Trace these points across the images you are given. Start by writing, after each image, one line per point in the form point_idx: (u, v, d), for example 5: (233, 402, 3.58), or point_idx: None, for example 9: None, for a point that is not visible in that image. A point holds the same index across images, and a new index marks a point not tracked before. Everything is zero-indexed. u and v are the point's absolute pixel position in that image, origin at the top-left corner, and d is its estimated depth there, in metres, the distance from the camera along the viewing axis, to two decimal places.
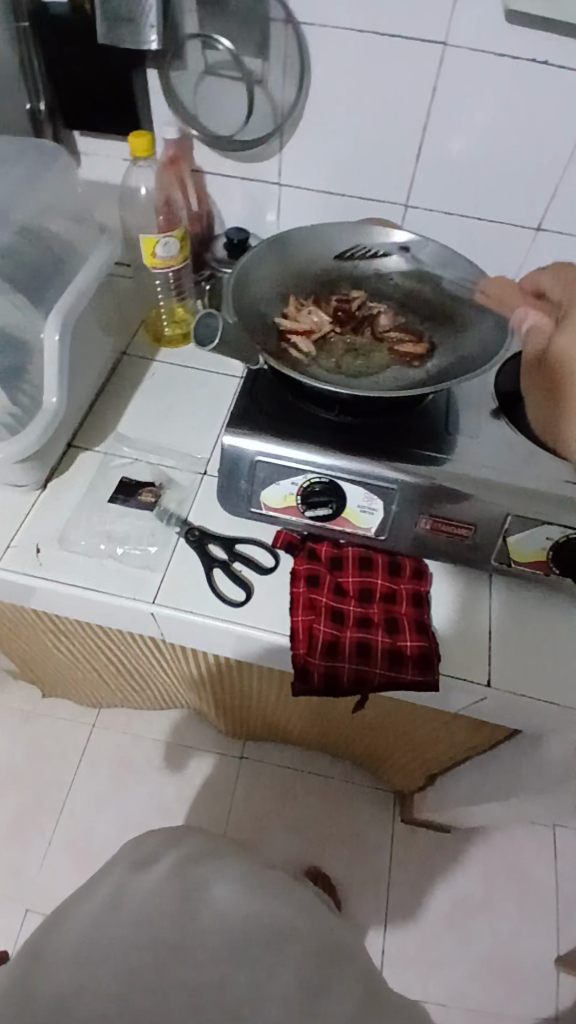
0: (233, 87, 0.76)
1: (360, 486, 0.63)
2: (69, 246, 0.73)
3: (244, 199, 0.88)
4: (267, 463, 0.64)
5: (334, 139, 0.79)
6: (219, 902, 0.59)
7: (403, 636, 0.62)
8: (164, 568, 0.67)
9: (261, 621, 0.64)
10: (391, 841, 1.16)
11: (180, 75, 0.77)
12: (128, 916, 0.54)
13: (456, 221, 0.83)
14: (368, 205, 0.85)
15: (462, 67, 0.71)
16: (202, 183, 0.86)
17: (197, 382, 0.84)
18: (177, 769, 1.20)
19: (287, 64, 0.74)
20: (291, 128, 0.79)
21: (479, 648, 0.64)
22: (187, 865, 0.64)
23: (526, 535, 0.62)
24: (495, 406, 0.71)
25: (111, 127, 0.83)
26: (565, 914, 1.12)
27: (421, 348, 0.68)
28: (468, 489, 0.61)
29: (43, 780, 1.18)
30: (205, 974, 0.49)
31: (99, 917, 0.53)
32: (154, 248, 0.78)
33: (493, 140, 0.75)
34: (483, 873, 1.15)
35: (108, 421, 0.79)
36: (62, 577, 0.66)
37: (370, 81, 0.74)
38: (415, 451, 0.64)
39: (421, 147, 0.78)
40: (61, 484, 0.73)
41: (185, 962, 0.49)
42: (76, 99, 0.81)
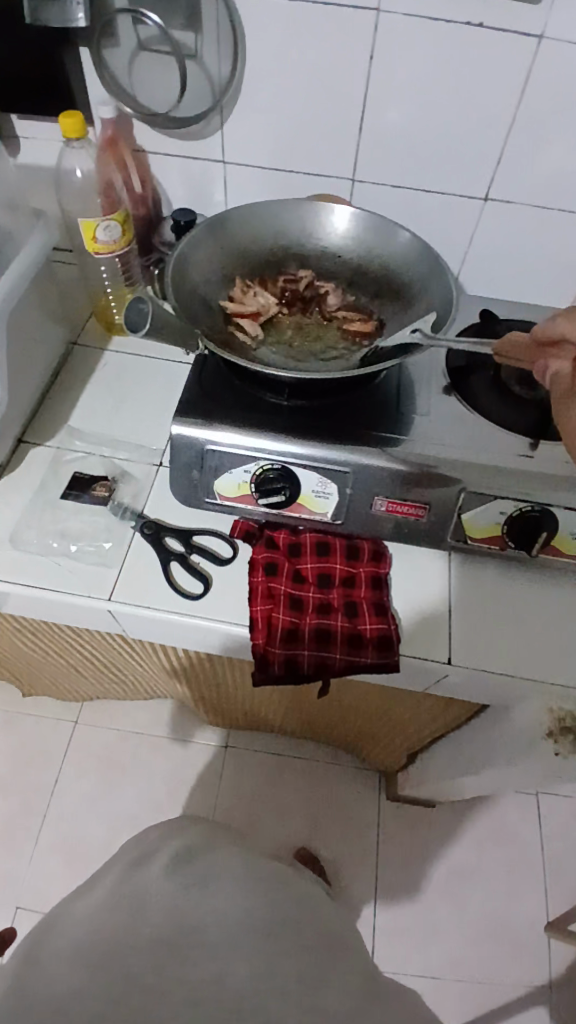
0: (167, 62, 0.74)
1: (313, 471, 0.62)
2: (5, 237, 0.70)
3: (188, 179, 0.85)
4: (218, 451, 0.63)
5: (273, 114, 0.77)
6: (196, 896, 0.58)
7: (362, 619, 0.62)
8: (121, 564, 0.66)
9: (220, 612, 0.63)
10: (376, 818, 1.17)
11: (113, 51, 0.74)
12: (99, 909, 0.55)
13: (404, 193, 0.82)
14: (314, 181, 0.83)
15: (398, 34, 0.69)
16: (145, 163, 0.83)
17: (150, 371, 0.82)
18: (160, 760, 1.20)
19: (220, 40, 0.72)
20: (230, 105, 0.77)
21: (438, 626, 0.63)
22: (164, 850, 0.65)
23: (481, 511, 0.61)
24: (446, 383, 0.70)
25: (47, 110, 0.80)
26: (549, 877, 1.14)
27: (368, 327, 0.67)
28: (422, 468, 0.60)
29: (26, 779, 1.17)
30: (182, 976, 0.47)
31: (70, 923, 0.54)
32: (94, 233, 0.76)
33: (435, 109, 0.74)
34: (468, 843, 1.16)
35: (59, 415, 0.77)
36: (16, 578, 0.64)
37: (305, 52, 0.71)
38: (367, 431, 0.63)
39: (363, 119, 0.76)
40: (12, 482, 0.71)
41: (161, 965, 0.48)
42: (7, 81, 0.78)
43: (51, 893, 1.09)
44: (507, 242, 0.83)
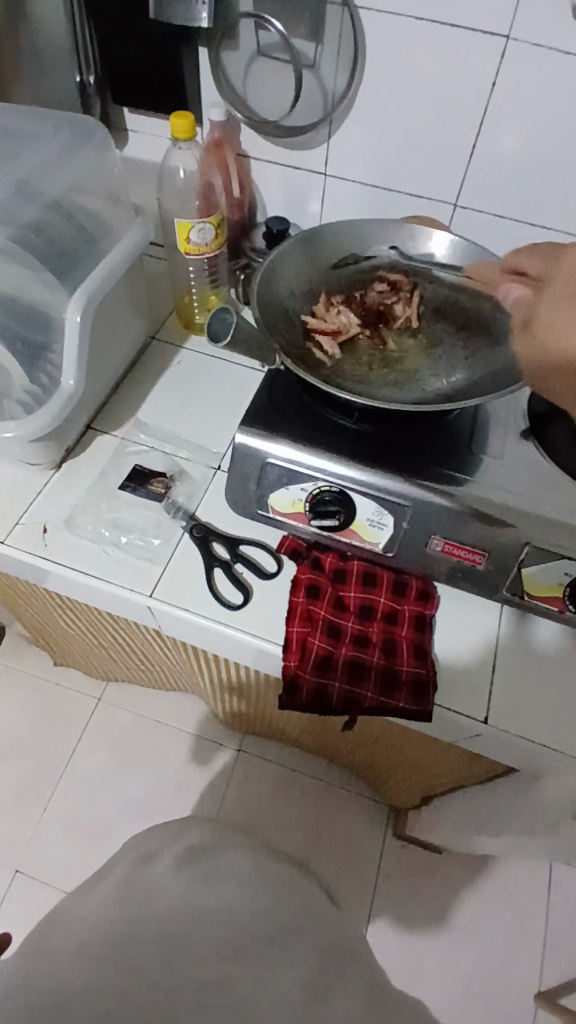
0: (282, 70, 0.74)
1: (370, 499, 0.61)
2: (101, 225, 0.72)
3: (288, 186, 0.85)
4: (278, 465, 0.62)
5: (383, 130, 0.76)
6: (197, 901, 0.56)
7: (399, 659, 0.60)
8: (166, 562, 0.66)
9: (256, 628, 0.63)
10: (381, 851, 1.15)
11: (231, 54, 0.75)
12: (107, 884, 0.49)
13: (505, 224, 0.79)
14: (414, 201, 0.81)
15: (523, 64, 0.67)
16: (246, 168, 0.84)
17: (222, 373, 0.82)
18: (176, 752, 1.20)
19: (339, 51, 0.71)
20: (340, 116, 0.76)
21: (479, 681, 0.61)
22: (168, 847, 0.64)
23: (541, 568, 0.59)
24: (524, 427, 0.67)
25: (159, 105, 0.81)
26: (551, 947, 1.09)
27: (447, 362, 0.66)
28: (484, 513, 0.58)
29: (45, 747, 1.20)
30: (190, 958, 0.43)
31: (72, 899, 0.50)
32: (188, 233, 0.76)
33: (551, 144, 0.71)
34: (471, 895, 1.12)
35: (129, 405, 0.78)
36: (64, 560, 0.65)
37: (424, 72, 0.70)
38: (432, 467, 0.61)
39: (474, 144, 0.74)
40: (75, 465, 0.73)
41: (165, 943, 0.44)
42: (125, 73, 0.79)
43: (52, 862, 1.11)
44: None
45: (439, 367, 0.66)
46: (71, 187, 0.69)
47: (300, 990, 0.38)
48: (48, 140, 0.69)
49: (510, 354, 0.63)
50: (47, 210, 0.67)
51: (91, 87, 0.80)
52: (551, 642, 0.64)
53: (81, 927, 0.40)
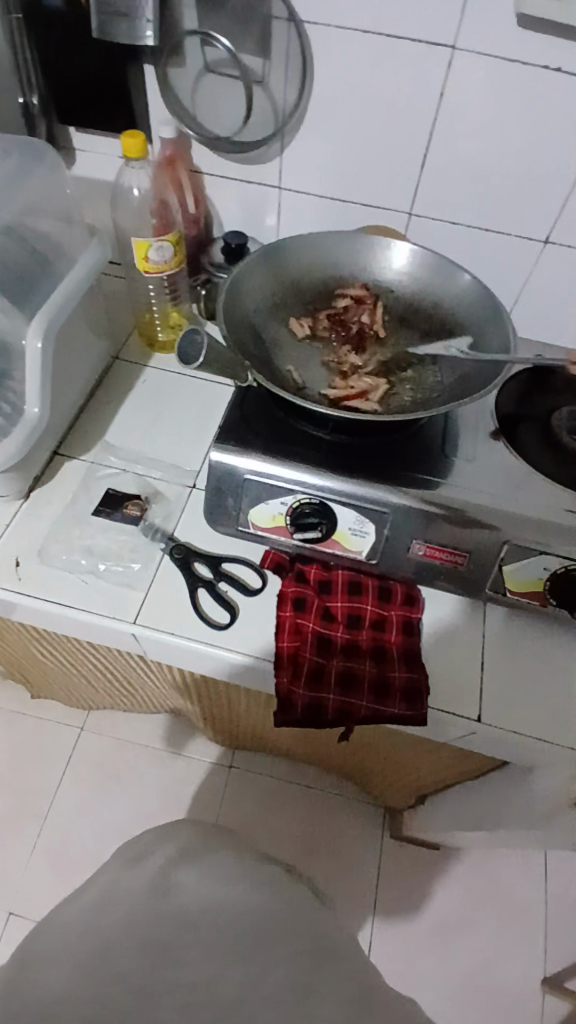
0: (232, 86, 0.74)
1: (352, 509, 0.61)
2: (58, 248, 0.70)
3: (243, 201, 0.85)
4: (256, 481, 0.62)
5: (337, 142, 0.77)
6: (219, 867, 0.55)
7: (391, 666, 0.61)
8: (147, 587, 0.65)
9: (245, 646, 0.62)
10: (379, 856, 1.14)
11: (179, 72, 0.74)
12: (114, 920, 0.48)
13: (460, 229, 0.81)
14: (370, 211, 0.82)
15: (470, 75, 0.68)
16: (200, 184, 0.84)
17: (190, 390, 0.82)
18: (164, 776, 1.18)
19: (288, 64, 0.71)
20: (292, 130, 0.77)
21: (469, 680, 0.62)
22: None
23: (522, 564, 0.60)
24: (494, 428, 0.68)
25: (107, 124, 0.80)
26: (551, 934, 1.11)
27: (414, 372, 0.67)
28: (465, 514, 0.59)
29: (28, 783, 1.16)
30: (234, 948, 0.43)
31: None
32: (146, 252, 0.76)
33: (501, 149, 0.73)
34: (469, 891, 1.13)
35: (96, 428, 0.77)
36: (43, 593, 0.63)
37: (374, 86, 0.71)
38: (409, 473, 0.62)
39: (427, 153, 0.75)
40: (45, 494, 0.71)
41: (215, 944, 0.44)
42: (70, 93, 0.78)
43: (44, 902, 1.07)
44: (561, 286, 0.82)
45: (407, 376, 0.67)
46: (26, 210, 0.68)
47: (295, 987, 0.38)
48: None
49: (477, 359, 0.64)
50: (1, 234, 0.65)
51: (35, 109, 0.79)
52: (537, 636, 0.65)
53: None
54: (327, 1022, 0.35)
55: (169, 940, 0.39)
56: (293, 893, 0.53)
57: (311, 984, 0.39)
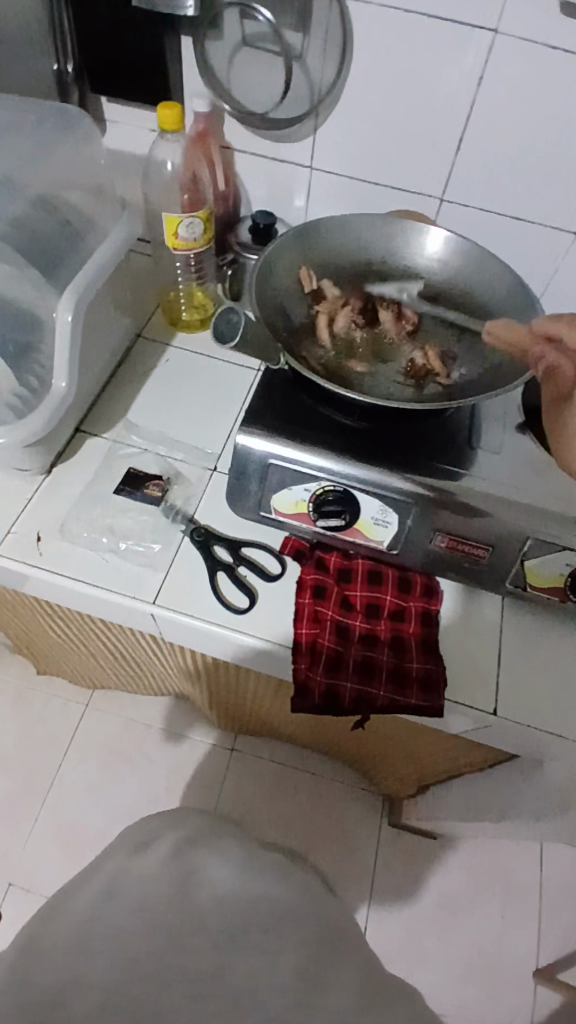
0: (271, 61, 0.72)
1: (375, 498, 0.60)
2: (88, 221, 0.69)
3: (273, 181, 0.84)
4: (280, 466, 0.62)
5: (372, 125, 0.75)
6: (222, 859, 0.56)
7: (409, 656, 0.61)
8: (167, 568, 0.65)
9: (264, 631, 0.62)
10: (378, 842, 1.15)
11: (216, 45, 0.73)
12: None
13: (493, 218, 0.80)
14: (400, 196, 0.81)
15: (511, 60, 0.67)
16: (231, 162, 0.83)
17: (212, 371, 0.81)
18: (168, 755, 1.19)
19: (328, 42, 0.70)
20: (328, 110, 0.75)
21: (486, 673, 0.62)
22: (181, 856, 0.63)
23: (545, 558, 0.59)
24: (520, 421, 0.68)
25: (139, 95, 0.79)
26: (544, 925, 1.12)
27: (440, 366, 0.64)
28: (490, 507, 0.59)
29: (32, 758, 1.17)
30: None
31: None
32: (176, 229, 0.75)
33: (539, 136, 0.71)
34: (465, 880, 1.14)
35: (118, 407, 0.76)
36: (62, 571, 0.63)
37: (412, 70, 0.70)
38: (434, 464, 0.61)
39: (464, 140, 0.74)
40: (66, 471, 0.70)
41: None
42: (104, 62, 0.76)
43: (45, 875, 1.09)
44: None
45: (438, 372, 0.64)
46: (56, 181, 0.67)
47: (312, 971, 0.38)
48: (29, 130, 0.67)
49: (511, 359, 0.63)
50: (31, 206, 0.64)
51: (69, 78, 0.78)
52: (555, 631, 0.65)
53: None
54: (345, 1014, 0.36)
55: (191, 918, 0.39)
56: (302, 878, 0.54)
57: (328, 973, 0.39)
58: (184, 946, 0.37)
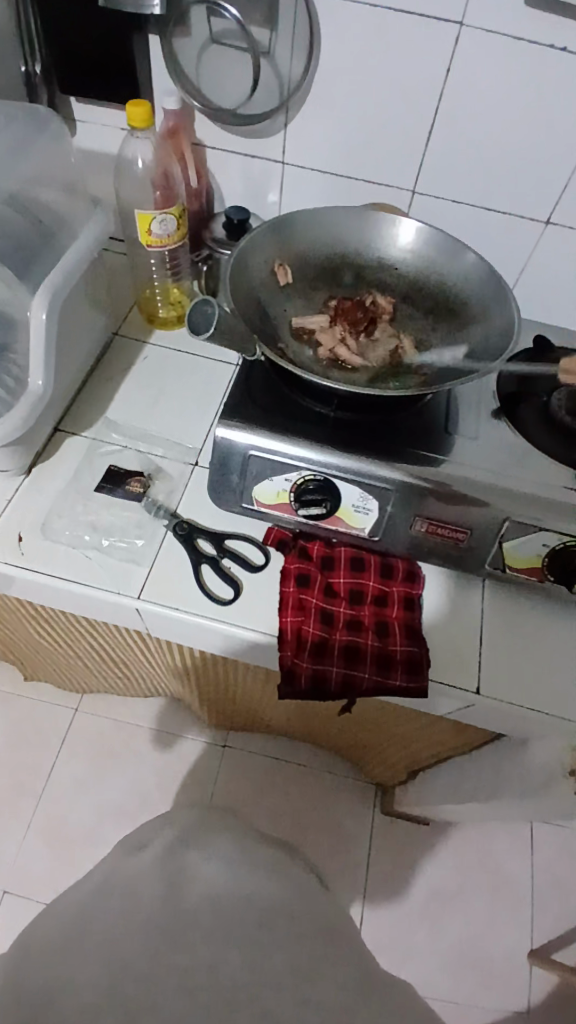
0: (238, 58, 0.73)
1: (354, 485, 0.61)
2: (61, 220, 0.70)
3: (245, 176, 0.84)
4: (260, 457, 0.62)
5: (341, 120, 0.76)
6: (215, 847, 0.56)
7: (393, 640, 0.62)
8: (151, 562, 0.65)
9: (250, 621, 0.62)
10: (372, 831, 1.17)
11: (184, 43, 0.73)
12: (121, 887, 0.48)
13: (462, 208, 0.81)
14: (371, 189, 0.82)
15: (474, 54, 0.68)
16: (202, 159, 0.83)
17: (190, 368, 0.81)
18: (160, 754, 1.19)
19: (295, 39, 0.71)
20: (297, 106, 0.76)
21: (469, 655, 0.63)
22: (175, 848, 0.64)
23: (523, 539, 0.60)
24: (495, 406, 0.69)
25: (108, 94, 0.79)
26: (537, 909, 1.13)
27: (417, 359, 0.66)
28: (467, 492, 0.60)
29: (23, 763, 1.16)
30: None
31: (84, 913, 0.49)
32: (149, 225, 0.75)
33: (506, 128, 0.73)
34: (458, 867, 1.16)
35: (97, 404, 0.76)
36: (45, 568, 0.63)
37: (381, 64, 0.71)
38: (412, 450, 0.63)
39: (431, 132, 0.75)
40: (47, 469, 0.70)
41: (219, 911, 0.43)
42: (72, 62, 0.77)
43: (40, 878, 1.08)
44: (560, 268, 0.82)
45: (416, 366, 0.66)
46: (28, 180, 0.67)
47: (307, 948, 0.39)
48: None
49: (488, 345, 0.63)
50: (3, 206, 0.64)
51: (38, 78, 0.78)
52: (535, 612, 0.66)
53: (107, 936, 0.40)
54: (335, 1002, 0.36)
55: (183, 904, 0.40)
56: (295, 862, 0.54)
57: (319, 961, 0.39)
58: (170, 943, 0.37)
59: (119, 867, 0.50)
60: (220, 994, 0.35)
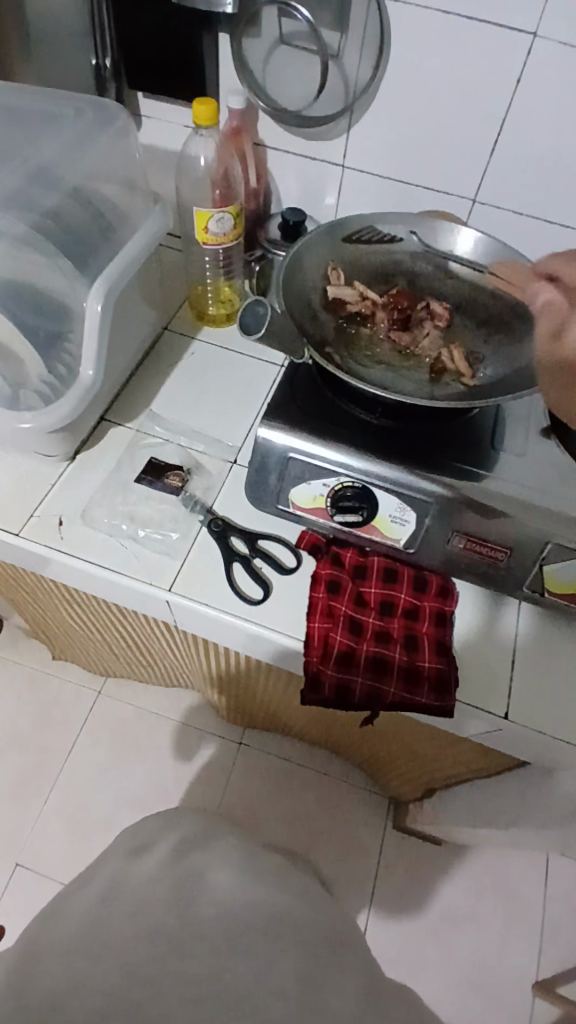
0: (307, 59, 0.73)
1: (392, 495, 0.60)
2: (120, 213, 0.70)
3: (304, 178, 0.84)
4: (300, 460, 0.62)
5: (406, 126, 0.76)
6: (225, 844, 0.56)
7: (421, 654, 0.61)
8: (184, 557, 0.65)
9: (278, 624, 0.62)
10: (384, 843, 1.15)
11: (253, 42, 0.74)
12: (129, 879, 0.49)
13: (524, 220, 0.79)
14: (432, 196, 0.81)
15: (548, 63, 0.67)
16: (263, 158, 0.84)
17: (237, 366, 0.81)
18: (177, 745, 1.20)
19: (364, 41, 0.70)
20: (362, 108, 0.76)
21: (498, 676, 0.62)
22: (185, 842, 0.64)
23: (563, 564, 0.59)
24: (543, 424, 0.68)
25: (175, 91, 0.80)
26: (548, 939, 1.11)
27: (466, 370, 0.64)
28: (508, 510, 0.58)
29: (44, 742, 1.19)
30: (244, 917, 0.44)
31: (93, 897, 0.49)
32: (206, 224, 0.76)
33: (572, 141, 0.71)
34: (469, 889, 1.13)
35: (143, 397, 0.77)
36: (81, 555, 0.64)
37: (451, 71, 0.70)
38: (454, 462, 0.61)
39: (497, 141, 0.74)
40: (89, 458, 0.71)
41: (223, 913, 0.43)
42: (142, 58, 0.78)
43: (53, 858, 1.10)
44: None
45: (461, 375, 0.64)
46: (90, 172, 0.68)
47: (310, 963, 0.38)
48: (66, 123, 0.68)
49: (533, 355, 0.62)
50: (66, 197, 0.65)
51: (107, 72, 0.79)
52: (569, 637, 0.64)
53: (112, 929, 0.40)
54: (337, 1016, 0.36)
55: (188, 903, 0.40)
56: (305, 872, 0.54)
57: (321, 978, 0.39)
58: (176, 950, 0.37)
59: (132, 858, 0.50)
60: (225, 999, 0.34)
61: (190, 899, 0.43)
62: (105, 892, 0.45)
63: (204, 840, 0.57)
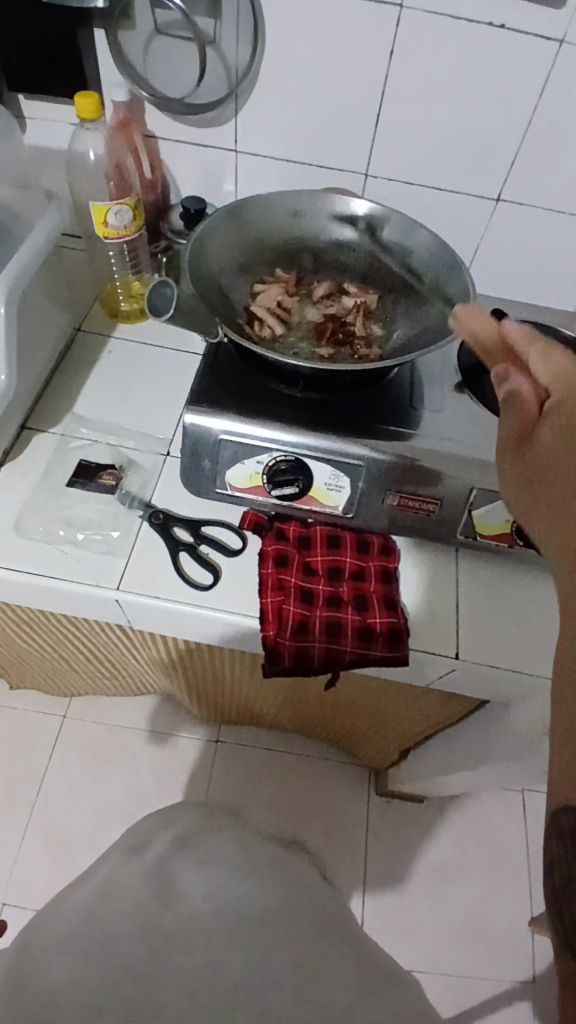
0: (186, 47, 0.73)
1: (327, 464, 0.62)
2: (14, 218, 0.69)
3: (200, 167, 0.84)
4: (231, 441, 0.62)
5: (292, 106, 0.77)
6: (208, 827, 0.56)
7: (372, 613, 0.63)
8: (128, 553, 0.65)
9: (231, 604, 0.63)
10: (368, 811, 1.18)
11: (129, 35, 0.73)
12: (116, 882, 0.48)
13: (418, 189, 0.82)
14: (327, 174, 0.83)
15: (419, 34, 0.69)
16: (155, 149, 0.83)
17: (156, 359, 0.81)
18: (151, 753, 1.19)
19: (239, 25, 0.71)
20: (246, 92, 0.76)
21: (447, 622, 0.64)
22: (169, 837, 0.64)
23: (491, 507, 0.62)
24: (458, 380, 0.70)
25: (57, 90, 0.79)
26: (533, 876, 1.15)
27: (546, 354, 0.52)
28: (437, 465, 0.61)
29: (13, 773, 1.15)
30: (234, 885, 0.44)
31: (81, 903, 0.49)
32: (105, 217, 0.75)
33: (450, 108, 0.74)
34: (454, 842, 1.17)
35: (63, 401, 0.76)
36: (22, 566, 0.63)
37: (328, 49, 0.72)
38: (382, 424, 0.63)
39: (381, 113, 0.76)
40: (16, 469, 0.70)
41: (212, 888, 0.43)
42: (18, 60, 0.76)
43: (39, 887, 1.07)
44: (516, 243, 0.84)
45: (375, 340, 0.68)
46: None
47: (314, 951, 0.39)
48: None
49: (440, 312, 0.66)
50: None
51: None
52: (509, 578, 0.67)
53: (100, 929, 0.40)
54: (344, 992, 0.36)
55: None
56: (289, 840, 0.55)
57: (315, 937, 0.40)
58: (182, 941, 0.37)
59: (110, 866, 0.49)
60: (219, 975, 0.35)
61: (177, 888, 0.43)
62: (98, 892, 0.45)
63: (190, 827, 0.57)
